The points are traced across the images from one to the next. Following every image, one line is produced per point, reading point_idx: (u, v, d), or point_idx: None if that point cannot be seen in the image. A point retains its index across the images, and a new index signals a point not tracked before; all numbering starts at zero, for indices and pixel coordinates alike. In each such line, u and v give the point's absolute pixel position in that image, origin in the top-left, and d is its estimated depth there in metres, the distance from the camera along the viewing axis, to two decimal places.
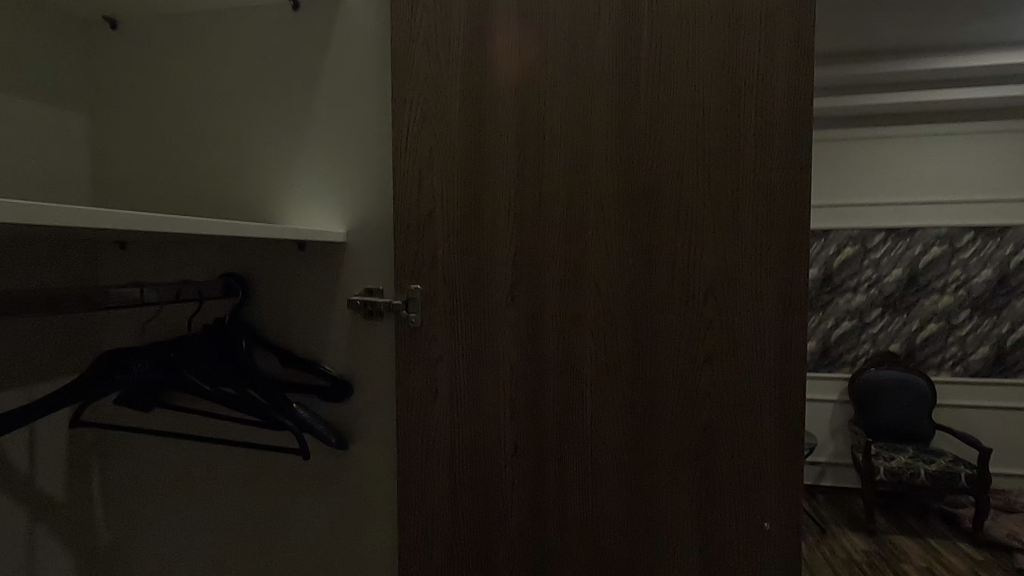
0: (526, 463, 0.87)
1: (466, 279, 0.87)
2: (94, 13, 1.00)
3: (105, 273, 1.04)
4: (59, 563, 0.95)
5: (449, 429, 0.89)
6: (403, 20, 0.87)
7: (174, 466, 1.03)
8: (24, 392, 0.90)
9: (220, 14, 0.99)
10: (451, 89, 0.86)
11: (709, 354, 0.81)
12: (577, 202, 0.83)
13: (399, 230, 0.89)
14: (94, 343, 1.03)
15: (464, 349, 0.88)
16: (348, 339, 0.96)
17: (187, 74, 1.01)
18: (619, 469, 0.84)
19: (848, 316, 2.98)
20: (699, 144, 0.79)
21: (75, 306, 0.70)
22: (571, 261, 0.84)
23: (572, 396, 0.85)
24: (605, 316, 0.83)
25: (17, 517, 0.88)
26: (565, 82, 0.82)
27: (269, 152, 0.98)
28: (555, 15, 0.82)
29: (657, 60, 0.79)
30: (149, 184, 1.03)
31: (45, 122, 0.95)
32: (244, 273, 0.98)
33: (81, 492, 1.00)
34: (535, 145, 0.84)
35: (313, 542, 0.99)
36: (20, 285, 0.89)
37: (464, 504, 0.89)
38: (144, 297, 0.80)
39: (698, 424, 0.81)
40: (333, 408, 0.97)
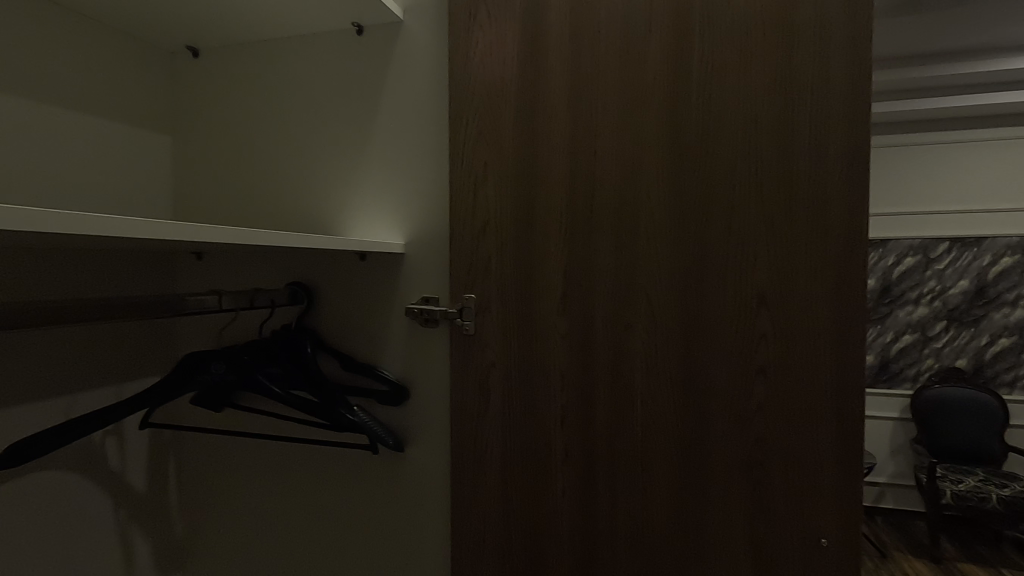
0: (576, 471, 0.88)
1: (518, 288, 0.90)
2: (179, 43, 1.10)
3: (182, 282, 1.12)
4: (139, 549, 1.03)
5: (501, 436, 0.91)
6: (460, 41, 0.91)
7: (242, 464, 1.10)
8: (115, 390, 0.98)
9: (290, 40, 1.06)
10: (506, 105, 0.89)
11: (762, 365, 0.80)
12: (628, 215, 0.84)
13: (455, 241, 0.93)
14: (173, 346, 1.12)
15: (516, 358, 0.90)
16: (405, 346, 1.00)
17: (260, 96, 1.08)
18: (670, 480, 0.84)
19: (909, 330, 2.84)
20: (752, 153, 0.79)
21: (156, 312, 0.77)
22: (622, 271, 0.85)
23: (623, 405, 0.86)
24: (656, 327, 0.84)
25: (104, 503, 0.96)
26: (617, 98, 0.84)
27: (333, 168, 1.04)
28: (607, 33, 0.84)
29: (709, 74, 0.80)
30: (224, 199, 1.11)
31: (133, 144, 1.05)
32: (310, 282, 1.04)
33: (159, 485, 1.08)
34: (587, 159, 0.86)
35: (369, 541, 1.03)
36: (109, 292, 0.98)
37: (515, 508, 0.91)
38: (220, 304, 0.86)
39: (751, 436, 0.81)
40: (390, 412, 1.01)
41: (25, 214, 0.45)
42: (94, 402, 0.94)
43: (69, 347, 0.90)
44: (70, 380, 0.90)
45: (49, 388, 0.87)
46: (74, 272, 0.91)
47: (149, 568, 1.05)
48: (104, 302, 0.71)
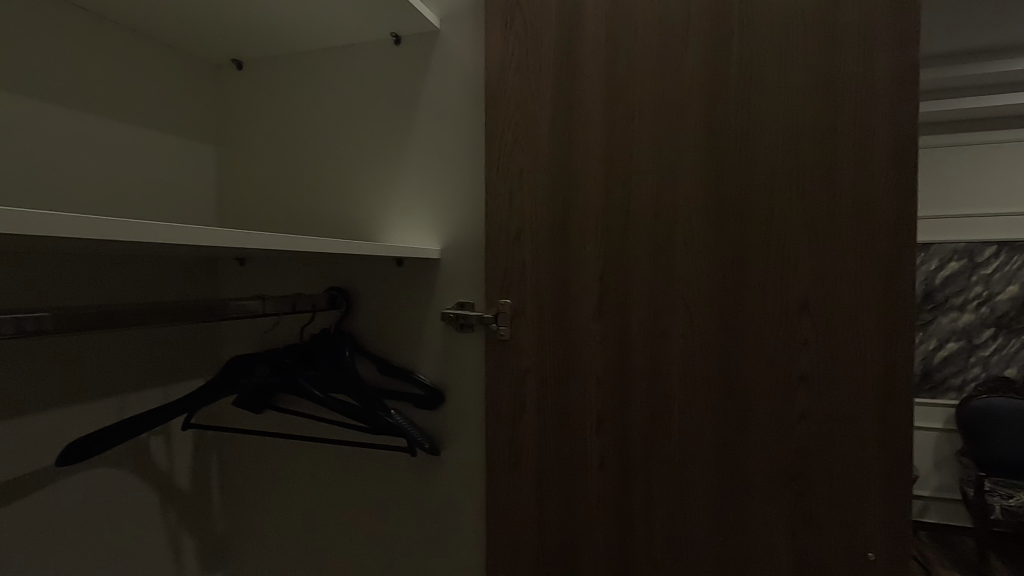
0: (612, 477, 0.87)
1: (553, 294, 0.90)
2: (224, 57, 1.14)
3: (226, 286, 1.16)
4: (183, 545, 1.06)
5: (536, 441, 0.91)
6: (496, 49, 0.92)
7: (281, 465, 1.12)
8: (163, 391, 1.02)
9: (329, 51, 1.09)
10: (542, 111, 0.90)
11: (804, 373, 0.78)
12: (666, 219, 0.84)
13: (490, 247, 0.93)
14: (217, 349, 1.15)
15: (551, 362, 0.90)
16: (441, 350, 1.01)
17: (300, 106, 1.11)
18: (708, 488, 0.83)
19: (954, 337, 2.74)
20: (794, 156, 0.78)
21: (203, 316, 0.79)
22: (658, 276, 0.84)
23: (659, 412, 0.85)
24: (694, 332, 0.83)
25: (150, 499, 0.99)
26: (654, 102, 0.84)
27: (371, 174, 1.06)
28: (643, 38, 0.84)
29: (749, 77, 0.79)
30: (266, 207, 1.14)
31: (180, 153, 1.10)
32: (348, 287, 1.06)
33: (203, 483, 1.11)
34: (623, 165, 0.86)
35: (404, 543, 1.04)
36: (157, 296, 1.02)
37: (550, 513, 0.91)
38: (264, 308, 0.89)
39: (792, 445, 0.79)
40: (426, 415, 1.03)
41: (75, 220, 0.46)
42: (143, 403, 0.98)
43: (121, 349, 0.94)
44: (121, 381, 0.94)
45: (103, 389, 0.91)
46: (125, 277, 0.95)
47: (193, 563, 1.09)
48: (154, 306, 0.73)
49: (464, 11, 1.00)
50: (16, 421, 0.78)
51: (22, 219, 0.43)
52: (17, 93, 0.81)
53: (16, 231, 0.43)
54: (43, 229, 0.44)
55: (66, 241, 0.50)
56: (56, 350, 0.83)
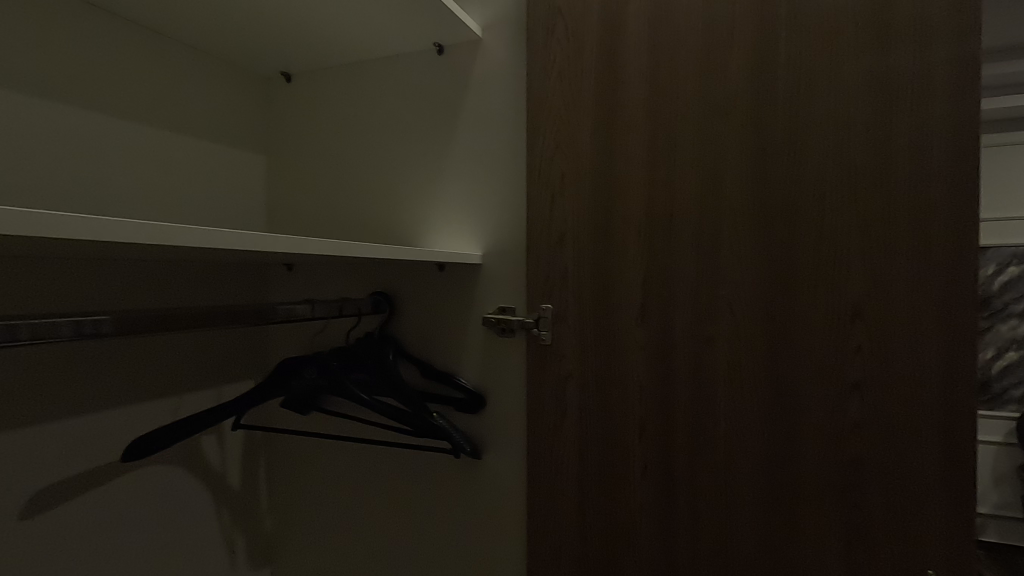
0: (655, 485, 0.86)
1: (595, 299, 0.90)
2: (274, 70, 1.19)
3: (275, 291, 1.20)
4: (233, 541, 1.10)
5: (577, 446, 0.91)
6: (537, 57, 0.93)
7: (326, 466, 1.15)
8: (216, 392, 1.07)
9: (374, 62, 1.12)
10: (583, 117, 0.90)
11: (857, 381, 0.76)
12: (711, 224, 0.83)
13: (532, 252, 0.94)
14: (266, 352, 1.19)
15: (593, 368, 0.90)
16: (482, 354, 1.02)
17: (347, 116, 1.15)
18: (755, 499, 0.81)
19: (1014, 346, 2.60)
20: (845, 159, 0.76)
21: (251, 320, 0.82)
22: (703, 281, 0.83)
23: (704, 419, 0.83)
24: (740, 339, 0.81)
25: (203, 496, 1.03)
26: (699, 106, 0.83)
27: (413, 181, 1.08)
28: (687, 40, 0.84)
29: (798, 77, 0.78)
30: (313, 214, 1.18)
31: (231, 163, 1.14)
32: (392, 292, 1.09)
33: (252, 481, 1.15)
34: (667, 169, 0.85)
35: (444, 545, 1.05)
36: (209, 300, 1.06)
37: (591, 519, 0.90)
38: (312, 312, 0.91)
39: (845, 456, 0.76)
40: (467, 419, 1.04)
41: (140, 225, 0.48)
42: (197, 403, 1.03)
43: (178, 351, 0.99)
44: (176, 381, 0.99)
45: (162, 389, 0.96)
46: (179, 282, 1.00)
47: (242, 559, 1.13)
48: (209, 311, 0.76)
49: (505, 19, 1.01)
50: (85, 418, 0.84)
51: (86, 224, 0.44)
52: (84, 106, 0.86)
53: (84, 237, 0.44)
54: (109, 234, 0.45)
55: (133, 246, 0.51)
56: (120, 350, 0.88)
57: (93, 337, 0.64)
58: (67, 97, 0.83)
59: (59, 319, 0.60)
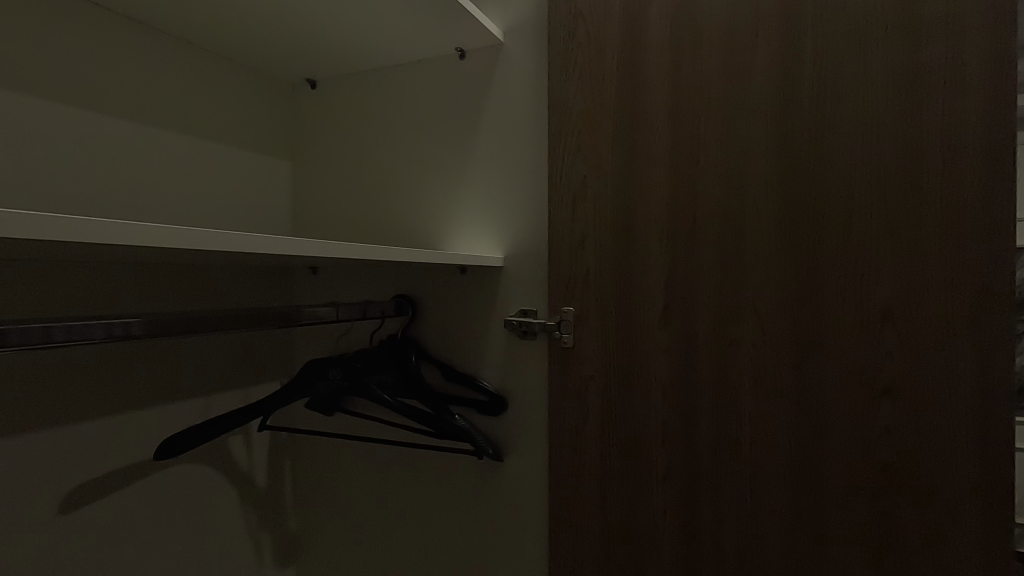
0: (679, 489, 0.85)
1: (617, 302, 0.89)
2: (300, 76, 1.21)
3: (300, 294, 1.23)
4: (259, 539, 1.13)
5: (599, 450, 0.91)
6: (559, 60, 0.94)
7: (349, 467, 1.16)
8: (243, 393, 1.09)
9: (397, 68, 1.13)
10: (604, 120, 0.90)
11: (887, 386, 0.74)
12: (735, 226, 0.82)
13: (554, 255, 0.95)
14: (291, 354, 1.21)
15: (616, 371, 0.90)
16: (503, 356, 1.02)
17: (370, 121, 1.16)
18: (782, 504, 0.79)
19: None
20: (873, 159, 0.74)
21: (276, 323, 0.83)
22: (726, 283, 0.82)
23: (728, 423, 0.82)
24: (765, 342, 0.80)
25: (230, 494, 1.06)
26: (722, 107, 0.82)
27: (435, 185, 1.09)
28: (710, 41, 0.83)
29: (824, 76, 0.77)
30: (337, 218, 1.20)
31: (258, 168, 1.17)
32: (414, 295, 1.10)
33: (277, 480, 1.17)
34: (689, 171, 0.84)
35: (465, 547, 1.05)
36: (236, 303, 1.09)
37: (613, 523, 0.90)
38: (337, 314, 0.93)
39: (875, 462, 0.75)
40: (489, 421, 1.04)
41: (167, 230, 0.49)
42: (225, 404, 1.05)
43: (207, 353, 1.01)
44: (206, 382, 1.01)
45: (192, 389, 0.98)
46: (207, 285, 1.03)
47: (267, 557, 1.15)
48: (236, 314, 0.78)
49: (526, 23, 1.02)
50: (120, 417, 0.86)
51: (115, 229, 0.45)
52: (114, 115, 0.89)
53: (113, 241, 0.45)
54: (139, 240, 0.46)
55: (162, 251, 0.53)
56: (152, 352, 0.91)
57: (125, 339, 0.66)
58: (96, 106, 0.86)
59: (91, 321, 0.62)
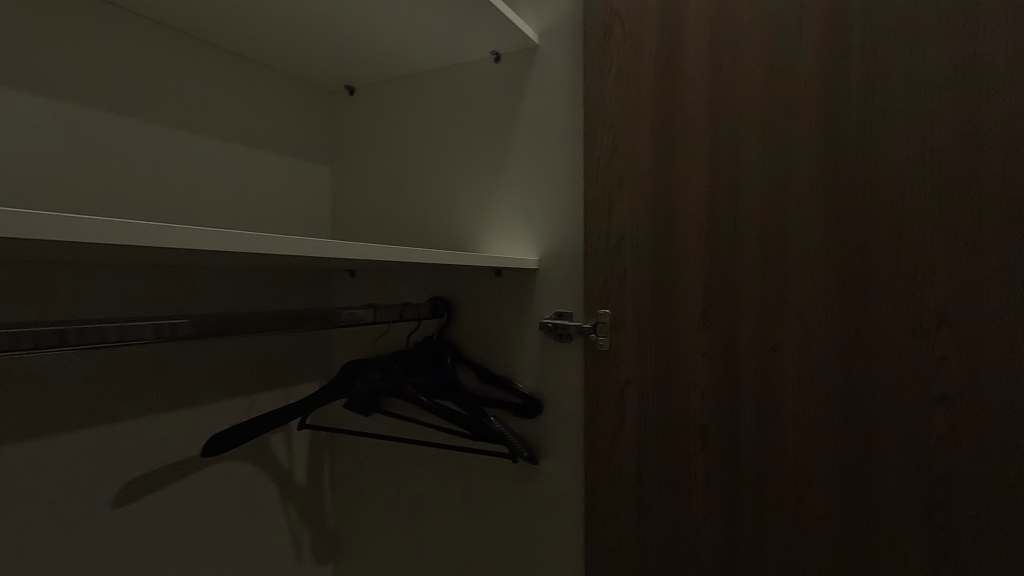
0: (719, 497, 0.83)
1: (655, 304, 0.88)
2: (339, 83, 1.24)
3: (339, 296, 1.25)
4: (299, 535, 1.15)
5: (636, 455, 0.90)
6: (595, 61, 0.93)
7: (386, 467, 1.18)
8: (284, 393, 1.12)
9: (433, 73, 1.15)
10: (641, 119, 0.89)
11: (943, 394, 0.70)
12: (778, 226, 0.79)
13: (590, 257, 0.94)
14: (331, 355, 1.24)
15: (653, 374, 0.88)
16: (539, 359, 1.02)
17: (407, 126, 1.18)
18: (829, 516, 0.76)
19: None
20: (926, 155, 0.71)
21: (316, 324, 0.85)
22: (769, 285, 0.80)
23: (771, 429, 0.80)
24: (810, 346, 0.78)
25: (273, 491, 1.09)
26: (763, 104, 0.80)
27: (470, 187, 1.10)
28: (751, 36, 0.81)
29: (873, 70, 0.74)
30: (375, 221, 1.22)
31: (299, 173, 1.20)
32: (450, 298, 1.11)
33: (317, 479, 1.20)
34: (729, 170, 0.82)
35: (500, 550, 1.05)
36: (278, 304, 1.12)
37: (652, 529, 0.88)
38: (375, 316, 0.94)
39: (930, 473, 0.71)
40: (525, 424, 1.04)
41: (214, 234, 0.50)
42: (268, 403, 1.08)
43: (250, 353, 1.04)
44: (249, 382, 1.04)
45: (236, 389, 1.02)
46: (250, 287, 1.06)
47: (307, 553, 1.18)
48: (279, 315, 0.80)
49: (562, 25, 1.01)
50: (169, 414, 0.90)
51: (165, 233, 0.46)
52: (162, 124, 0.92)
53: (162, 245, 0.46)
54: (184, 242, 0.48)
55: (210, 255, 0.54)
56: (198, 351, 0.95)
57: (173, 339, 0.69)
58: (147, 115, 0.90)
59: (141, 322, 0.65)
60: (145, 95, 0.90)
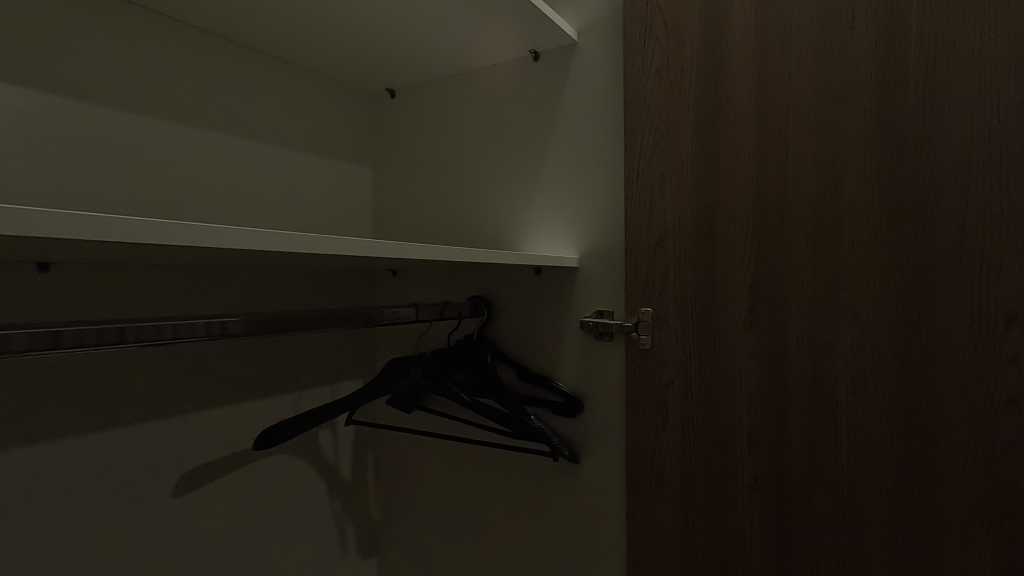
0: (767, 499, 0.81)
1: (698, 302, 0.86)
2: (381, 86, 1.27)
3: (382, 295, 1.28)
4: (344, 528, 1.19)
5: (680, 455, 0.88)
6: (635, 55, 0.92)
7: (429, 463, 1.20)
8: (330, 389, 1.15)
9: (473, 73, 1.16)
10: (684, 114, 0.87)
11: (1012, 396, 0.66)
12: (829, 221, 0.76)
13: (631, 254, 0.93)
14: (374, 353, 1.27)
15: (697, 373, 0.86)
16: (580, 357, 1.02)
17: (447, 126, 1.20)
18: (886, 522, 0.73)
19: None
20: (993, 142, 0.66)
21: (360, 322, 0.87)
22: (820, 281, 0.77)
23: (822, 431, 0.77)
24: (865, 345, 0.74)
25: (320, 485, 1.12)
26: (813, 94, 0.77)
27: (509, 186, 1.11)
28: (799, 25, 0.78)
29: (933, 55, 0.70)
30: (416, 221, 1.24)
31: (342, 175, 1.24)
32: (491, 296, 1.12)
33: (361, 474, 1.23)
34: (777, 164, 0.80)
35: (541, 548, 1.05)
36: (323, 303, 1.15)
37: (696, 531, 0.86)
38: (417, 314, 0.96)
39: (999, 480, 0.66)
40: (565, 422, 1.04)
41: (260, 234, 0.51)
42: (314, 399, 1.12)
43: (297, 350, 1.08)
44: (296, 378, 1.07)
45: (284, 386, 1.05)
46: (296, 286, 1.09)
47: (352, 545, 1.21)
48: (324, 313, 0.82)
49: (601, 20, 1.00)
50: (221, 410, 0.94)
51: (208, 232, 0.47)
52: (210, 130, 0.96)
53: (210, 245, 0.48)
54: (232, 242, 0.49)
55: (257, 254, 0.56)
56: (248, 349, 0.98)
57: (224, 337, 0.71)
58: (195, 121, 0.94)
59: (195, 320, 0.68)
60: (194, 102, 0.94)
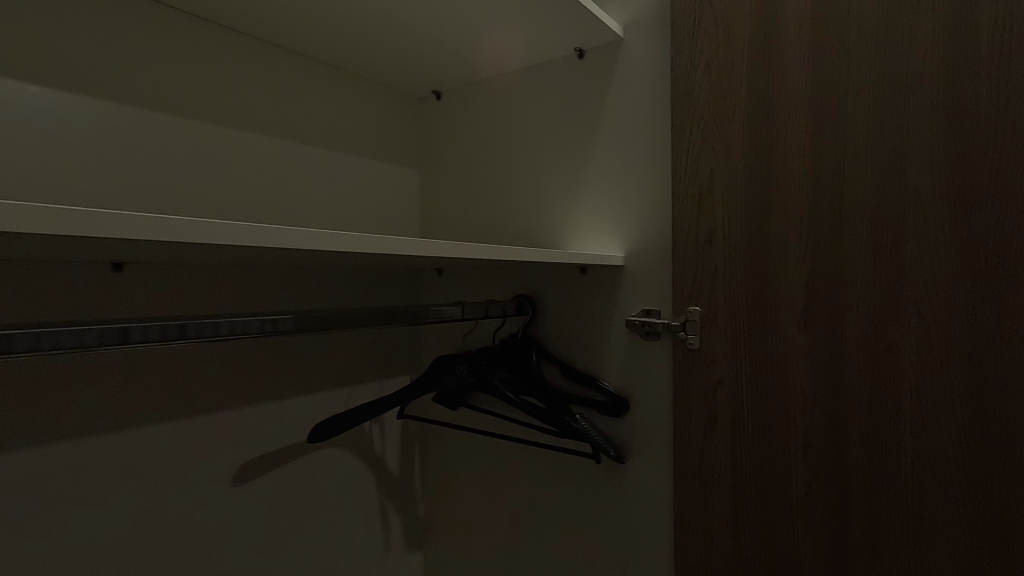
0: (822, 507, 0.78)
1: (750, 301, 0.84)
2: (427, 88, 1.29)
3: (428, 294, 1.31)
4: (392, 519, 1.22)
5: (731, 458, 0.86)
6: (683, 49, 0.91)
7: (474, 459, 1.22)
8: (379, 386, 1.19)
9: (518, 73, 1.16)
10: (733, 108, 0.85)
11: None
12: (890, 216, 0.73)
13: (679, 253, 0.92)
14: (421, 350, 1.29)
15: (748, 375, 0.84)
16: (625, 356, 1.01)
17: (491, 126, 1.21)
18: (953, 536, 0.69)
19: None
20: None
21: (406, 321, 0.89)
22: (880, 280, 0.74)
23: (882, 438, 0.74)
24: (930, 348, 0.70)
25: (369, 477, 1.16)
26: (872, 84, 0.74)
27: (553, 184, 1.11)
28: (859, 11, 0.75)
29: (1007, 37, 0.65)
30: (461, 221, 1.26)
31: (391, 177, 1.27)
32: (535, 295, 1.12)
33: (408, 468, 1.26)
34: (833, 158, 0.77)
35: (584, 547, 1.05)
36: (373, 301, 1.19)
37: (748, 538, 0.84)
38: (462, 313, 0.97)
39: None
40: (611, 422, 1.03)
41: (313, 235, 0.53)
42: (364, 394, 1.15)
43: (347, 347, 1.11)
44: (346, 374, 1.11)
45: (336, 381, 1.09)
46: (346, 284, 1.13)
47: (399, 537, 1.24)
48: (372, 311, 0.85)
49: (648, 15, 0.99)
50: (276, 403, 0.98)
51: (267, 233, 0.50)
52: (265, 135, 1.01)
53: (264, 244, 0.50)
54: (288, 241, 0.51)
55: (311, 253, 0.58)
56: (301, 345, 1.02)
57: (277, 333, 0.74)
58: (248, 126, 0.99)
59: (251, 317, 0.71)
60: (248, 110, 0.99)
